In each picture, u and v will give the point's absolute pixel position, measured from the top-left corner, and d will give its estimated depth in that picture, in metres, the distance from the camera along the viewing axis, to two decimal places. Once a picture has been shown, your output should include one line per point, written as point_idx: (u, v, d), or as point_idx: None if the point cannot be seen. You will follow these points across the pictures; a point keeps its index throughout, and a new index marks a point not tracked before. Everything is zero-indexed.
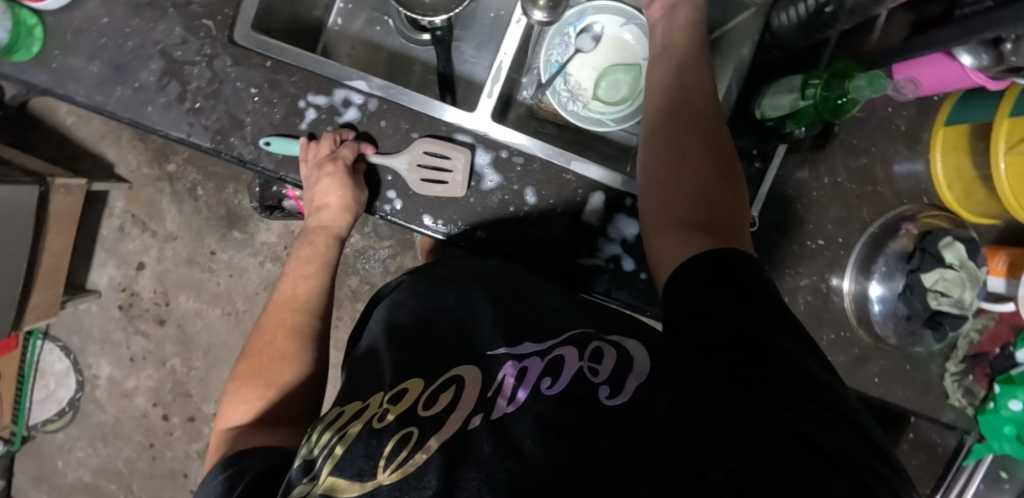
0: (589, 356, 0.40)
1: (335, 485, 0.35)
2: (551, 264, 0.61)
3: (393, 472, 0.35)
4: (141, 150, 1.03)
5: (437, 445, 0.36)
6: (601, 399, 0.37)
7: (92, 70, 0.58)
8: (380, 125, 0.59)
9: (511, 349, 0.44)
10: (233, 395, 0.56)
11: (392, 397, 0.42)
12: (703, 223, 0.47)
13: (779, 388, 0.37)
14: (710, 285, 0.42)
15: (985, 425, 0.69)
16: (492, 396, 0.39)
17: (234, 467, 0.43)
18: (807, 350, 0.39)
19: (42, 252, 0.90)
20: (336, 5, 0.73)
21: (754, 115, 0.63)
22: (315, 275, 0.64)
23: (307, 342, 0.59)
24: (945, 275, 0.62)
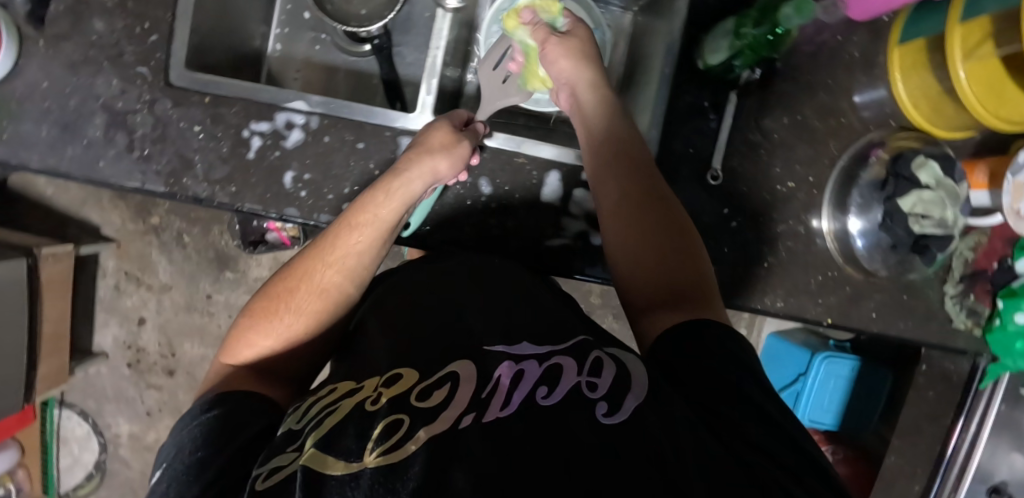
0: (588, 371, 0.40)
1: (321, 460, 0.35)
2: (518, 253, 0.61)
3: (379, 455, 0.34)
4: (123, 207, 1.04)
5: (426, 439, 0.35)
6: (597, 416, 0.35)
7: (40, 134, 0.59)
8: (325, 141, 0.59)
9: (507, 348, 0.44)
10: (245, 327, 0.52)
11: (387, 381, 0.43)
12: (671, 293, 0.49)
13: (764, 440, 0.37)
14: (685, 349, 0.44)
15: (995, 344, 0.67)
16: (486, 397, 0.38)
17: (221, 410, 0.44)
18: (778, 407, 0.40)
19: (40, 322, 0.92)
20: (273, 31, 0.73)
21: (698, 66, 0.62)
22: (369, 230, 0.53)
23: (333, 304, 0.53)
24: (921, 196, 0.60)
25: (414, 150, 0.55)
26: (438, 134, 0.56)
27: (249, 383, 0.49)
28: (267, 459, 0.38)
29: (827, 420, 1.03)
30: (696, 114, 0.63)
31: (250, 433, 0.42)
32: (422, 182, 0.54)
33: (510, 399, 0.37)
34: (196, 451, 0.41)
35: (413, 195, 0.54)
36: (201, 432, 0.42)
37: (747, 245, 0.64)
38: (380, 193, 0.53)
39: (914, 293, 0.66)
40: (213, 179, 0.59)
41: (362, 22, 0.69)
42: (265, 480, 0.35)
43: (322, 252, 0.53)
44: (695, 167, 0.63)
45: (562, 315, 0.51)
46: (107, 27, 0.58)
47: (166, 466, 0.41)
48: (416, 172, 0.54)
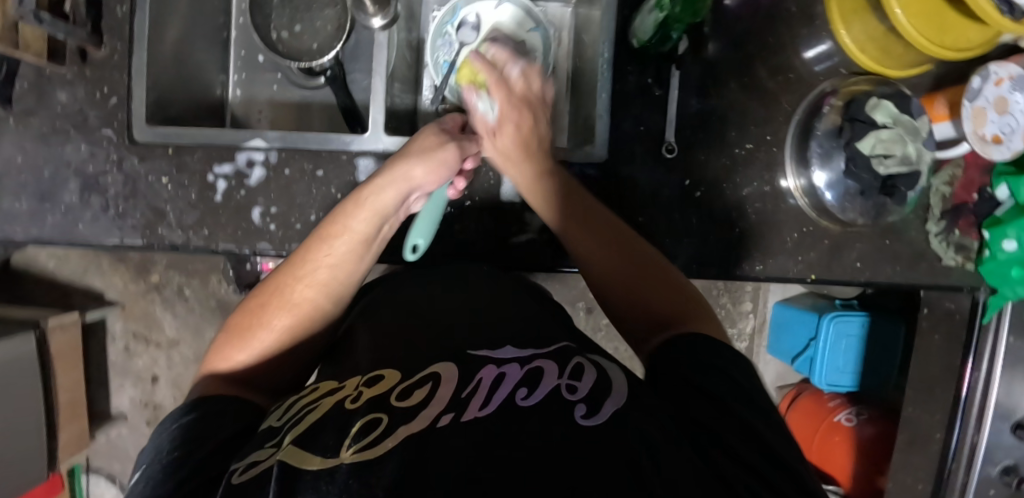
0: (568, 373, 0.39)
1: (300, 457, 0.34)
2: (487, 256, 0.63)
3: (357, 452, 0.34)
4: (123, 271, 1.08)
5: (405, 436, 0.34)
6: (576, 418, 0.35)
7: (20, 207, 0.62)
8: (286, 174, 0.61)
9: (491, 352, 0.44)
10: (223, 341, 0.51)
11: (369, 381, 0.42)
12: (660, 321, 0.49)
13: (750, 458, 0.35)
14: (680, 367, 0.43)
15: (989, 275, 0.66)
16: (466, 396, 0.37)
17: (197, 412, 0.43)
18: (769, 426, 0.39)
19: (55, 392, 0.95)
20: (232, 78, 0.76)
21: (634, 45, 0.62)
22: (344, 240, 0.53)
23: (311, 317, 0.53)
24: (880, 136, 0.59)
25: (397, 158, 0.55)
26: (423, 144, 0.55)
27: (227, 392, 0.47)
28: (247, 454, 0.38)
29: (846, 382, 0.99)
30: (642, 92, 0.63)
31: (229, 429, 0.42)
32: (400, 191, 0.54)
33: (492, 396, 0.37)
34: (173, 451, 0.39)
35: (387, 204, 0.54)
36: (178, 433, 0.41)
37: (715, 213, 0.64)
38: (359, 204, 0.53)
39: (895, 236, 0.66)
40: (186, 225, 0.61)
41: (314, 56, 0.72)
42: (241, 474, 0.36)
43: (301, 264, 0.53)
44: (650, 143, 0.63)
45: (555, 324, 0.52)
46: (70, 97, 0.61)
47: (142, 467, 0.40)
48: (400, 178, 0.54)
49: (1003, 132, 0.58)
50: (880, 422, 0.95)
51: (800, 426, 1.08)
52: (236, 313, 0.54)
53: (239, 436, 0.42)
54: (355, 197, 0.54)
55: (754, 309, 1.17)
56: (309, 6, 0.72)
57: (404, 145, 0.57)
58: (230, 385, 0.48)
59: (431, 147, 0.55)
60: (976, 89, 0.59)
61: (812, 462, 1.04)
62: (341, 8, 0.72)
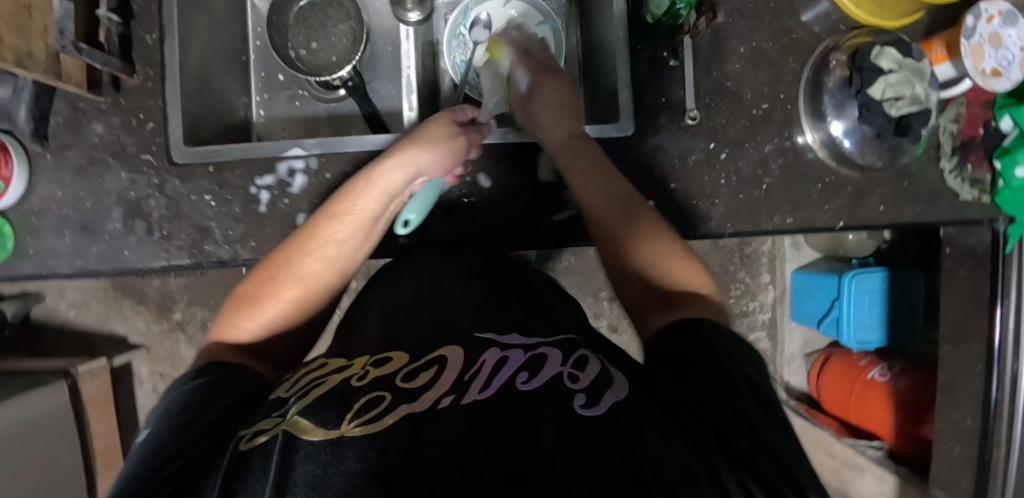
0: (572, 363, 0.40)
1: (301, 425, 0.36)
2: (522, 240, 0.65)
3: (358, 425, 0.35)
4: (145, 312, 1.07)
5: (404, 414, 0.36)
6: (573, 407, 0.35)
7: (65, 240, 0.62)
8: (328, 178, 0.62)
9: (497, 337, 0.45)
10: (231, 309, 0.53)
11: (376, 361, 0.44)
12: (670, 300, 0.49)
13: (752, 459, 0.33)
14: (681, 356, 0.41)
15: (1006, 203, 0.69)
16: (468, 379, 0.39)
17: (204, 377, 0.44)
18: (776, 429, 0.36)
19: (91, 440, 0.94)
20: (254, 99, 0.77)
21: (646, 22, 0.66)
22: (349, 217, 0.55)
23: (316, 291, 0.54)
24: (888, 81, 0.61)
25: (407, 141, 0.59)
26: (434, 130, 0.60)
27: (232, 357, 0.48)
28: (252, 422, 0.39)
29: (875, 338, 1.00)
30: (657, 66, 0.66)
31: (228, 398, 0.42)
32: (408, 173, 0.57)
33: (492, 380, 0.38)
34: (175, 415, 0.40)
35: (393, 186, 0.56)
36: (185, 397, 0.42)
37: (740, 173, 0.66)
38: (368, 184, 0.55)
39: (912, 178, 0.69)
40: (233, 239, 0.62)
41: (332, 70, 0.74)
42: (247, 441, 0.36)
43: (310, 239, 0.54)
44: (670, 113, 0.66)
45: (557, 318, 0.52)
46: (106, 128, 0.62)
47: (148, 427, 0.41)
48: (412, 160, 0.57)
49: (1001, 65, 0.62)
50: (913, 372, 0.96)
51: (833, 389, 1.08)
52: (244, 282, 0.55)
53: (239, 405, 0.43)
54: (364, 176, 0.56)
55: (772, 280, 1.22)
56: (323, 23, 0.74)
57: (417, 130, 0.61)
58: (236, 352, 0.49)
59: (442, 135, 0.60)
60: (971, 26, 0.62)
61: (855, 422, 1.05)
62: (354, 20, 0.73)
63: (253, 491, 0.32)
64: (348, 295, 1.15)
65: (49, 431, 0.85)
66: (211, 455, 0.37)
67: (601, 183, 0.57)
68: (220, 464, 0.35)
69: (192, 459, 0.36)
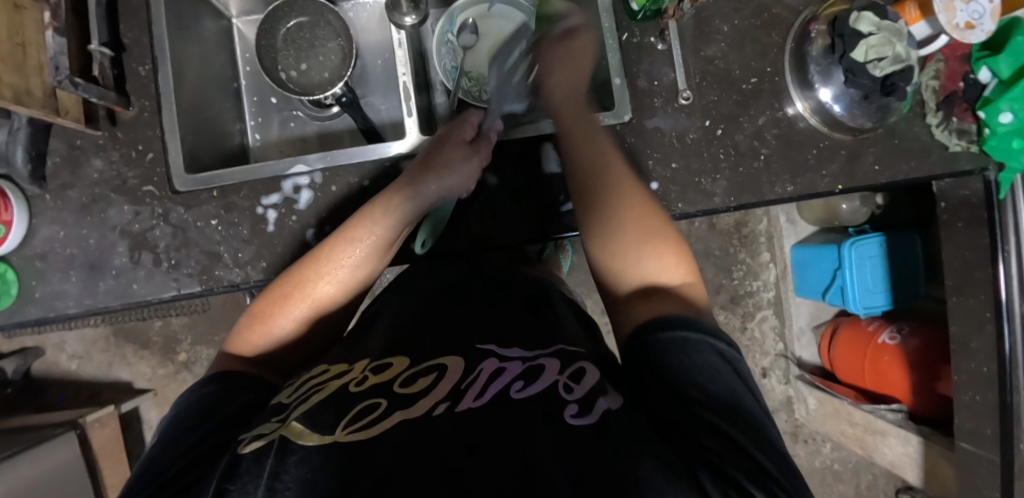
0: (569, 373, 0.42)
1: (297, 430, 0.39)
2: (532, 229, 0.66)
3: (351, 431, 0.38)
4: (149, 356, 1.05)
5: (399, 420, 0.39)
6: (565, 416, 0.38)
7: (71, 280, 0.61)
8: (334, 190, 0.62)
9: (498, 348, 0.46)
10: (244, 325, 0.54)
11: (377, 367, 0.46)
12: (647, 290, 0.50)
13: (728, 468, 0.35)
14: (670, 361, 0.42)
15: (994, 151, 0.71)
16: (464, 388, 0.41)
17: (216, 385, 0.47)
18: (752, 438, 0.38)
19: (106, 492, 0.92)
20: (248, 124, 0.77)
21: (629, 9, 0.67)
22: (360, 243, 0.55)
23: (327, 310, 0.55)
24: (869, 42, 0.62)
25: (419, 166, 0.59)
26: (451, 153, 0.60)
27: (240, 367, 0.51)
28: (254, 427, 0.42)
29: (880, 302, 1.01)
30: (647, 52, 0.68)
31: (234, 403, 0.46)
32: (422, 202, 0.58)
33: (488, 387, 0.41)
34: (185, 418, 0.43)
35: (407, 214, 0.57)
36: (197, 402, 0.45)
37: (737, 146, 0.68)
38: (382, 213, 0.56)
39: (902, 135, 0.71)
40: (244, 261, 0.61)
41: (324, 88, 0.74)
42: (248, 444, 0.39)
43: (320, 261, 0.55)
44: (664, 94, 0.67)
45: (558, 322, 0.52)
46: (105, 163, 0.61)
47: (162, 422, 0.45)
48: (428, 189, 0.58)
49: (973, 19, 0.64)
50: (921, 332, 0.97)
51: (845, 359, 1.09)
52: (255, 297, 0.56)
53: (244, 410, 0.46)
54: (379, 203, 0.56)
55: (773, 258, 1.24)
56: (312, 43, 0.74)
57: (432, 150, 0.61)
58: (250, 366, 0.52)
59: (456, 158, 0.60)
60: None
61: (871, 389, 1.06)
62: (343, 38, 0.74)
63: (246, 493, 0.36)
64: (355, 317, 1.14)
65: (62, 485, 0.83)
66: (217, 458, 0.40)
67: (620, 194, 0.54)
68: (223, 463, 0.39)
69: (201, 458, 0.40)
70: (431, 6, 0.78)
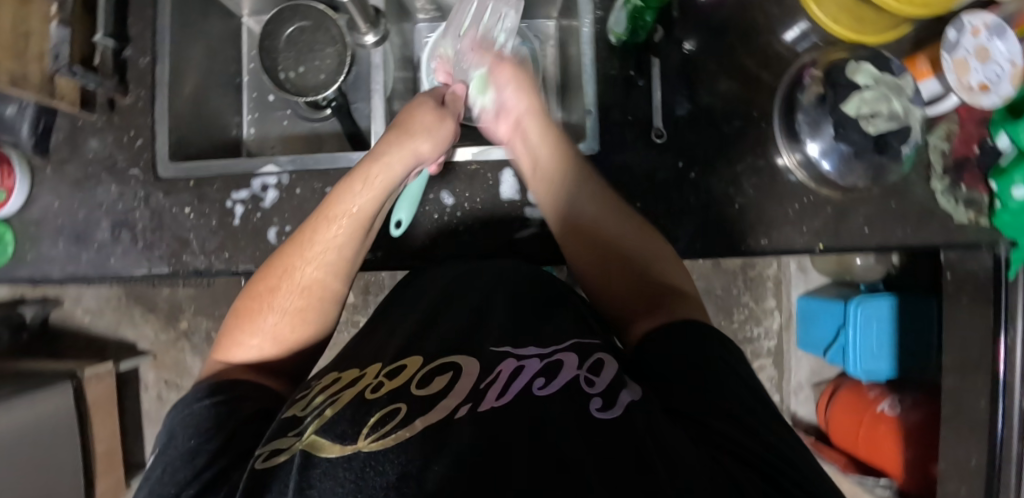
0: (589, 366, 0.38)
1: (316, 443, 0.33)
2: (483, 247, 0.64)
3: (373, 440, 0.33)
4: (154, 320, 1.13)
5: (423, 426, 0.34)
6: (590, 410, 0.34)
7: (58, 248, 0.66)
8: (297, 193, 0.65)
9: (513, 349, 0.42)
10: (232, 324, 0.52)
11: (390, 371, 0.41)
12: (652, 297, 0.50)
13: (748, 450, 0.33)
14: (670, 353, 0.41)
15: (1005, 227, 0.64)
16: (484, 388, 0.37)
17: (218, 394, 0.44)
18: (762, 415, 0.37)
19: (93, 441, 1.01)
20: (246, 118, 0.81)
21: (613, 41, 0.66)
22: (346, 218, 0.53)
23: (319, 301, 0.53)
24: (864, 97, 0.59)
25: (394, 132, 0.56)
26: (423, 118, 0.57)
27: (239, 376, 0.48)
28: (269, 440, 0.37)
29: (883, 368, 0.93)
30: (626, 84, 0.66)
31: (246, 410, 0.42)
32: (402, 162, 0.55)
33: (510, 386, 0.36)
34: (191, 437, 0.40)
35: (392, 181, 0.55)
36: (203, 416, 0.41)
37: (710, 192, 0.65)
38: (361, 184, 0.54)
39: (900, 197, 0.65)
40: (209, 250, 0.65)
41: (318, 90, 0.76)
42: (264, 460, 0.35)
43: (307, 244, 0.53)
44: (639, 129, 0.66)
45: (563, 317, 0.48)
46: (100, 144, 0.67)
47: (160, 452, 0.40)
48: (398, 157, 0.55)
49: (989, 80, 0.59)
50: (925, 405, 0.90)
51: (842, 420, 1.03)
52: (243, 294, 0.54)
53: (256, 418, 0.42)
54: (362, 174, 0.54)
55: (778, 305, 1.15)
56: (311, 47, 0.77)
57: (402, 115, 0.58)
58: (245, 370, 0.49)
59: (430, 121, 0.57)
60: (954, 41, 0.60)
61: (864, 458, 0.99)
62: (340, 44, 0.76)
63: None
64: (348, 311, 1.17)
65: (51, 429, 0.92)
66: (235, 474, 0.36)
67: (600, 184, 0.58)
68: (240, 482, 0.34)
69: (211, 483, 0.35)
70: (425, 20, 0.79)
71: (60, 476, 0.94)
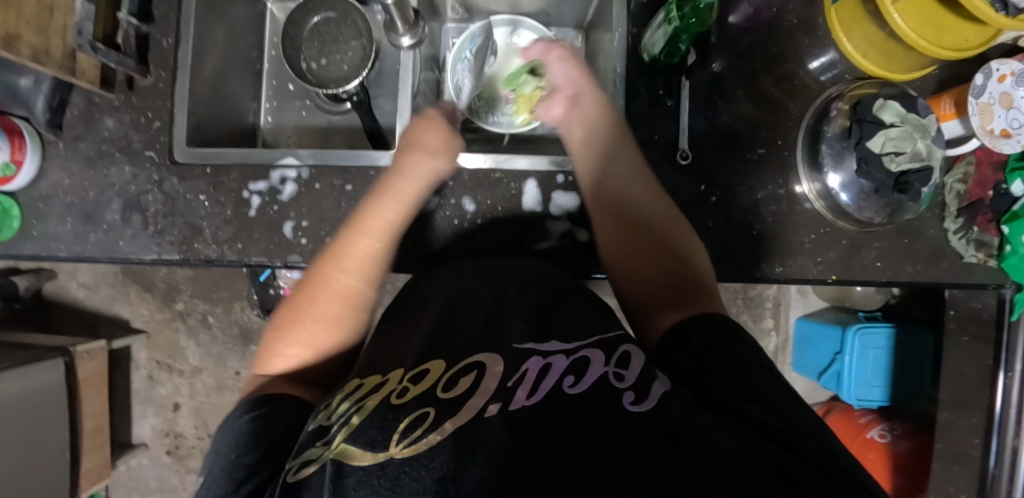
0: (616, 361, 0.37)
1: (347, 451, 0.31)
2: (500, 250, 0.64)
3: (406, 447, 0.31)
4: (149, 300, 1.11)
5: (452, 429, 0.32)
6: (623, 404, 0.33)
7: (65, 226, 0.65)
8: (316, 188, 0.64)
9: (537, 345, 0.40)
10: (271, 337, 0.51)
11: (413, 375, 0.38)
12: (672, 294, 0.49)
13: (785, 434, 0.33)
14: (693, 345, 0.41)
15: (1013, 270, 0.65)
16: (512, 386, 0.35)
17: (259, 409, 0.43)
18: (790, 400, 0.37)
19: (81, 419, 0.99)
20: (264, 105, 0.80)
21: (644, 58, 0.66)
22: (381, 232, 0.54)
23: (358, 309, 0.52)
24: (889, 134, 0.59)
25: (412, 149, 0.58)
26: (437, 134, 0.58)
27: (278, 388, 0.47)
28: (298, 453, 0.34)
29: (876, 396, 0.95)
30: (654, 104, 0.67)
31: (282, 421, 0.42)
32: (424, 180, 0.57)
33: (539, 385, 0.35)
34: (231, 454, 0.38)
35: (418, 196, 0.57)
36: (241, 434, 0.40)
37: (730, 216, 0.65)
38: (391, 198, 0.55)
39: (914, 235, 0.66)
40: (222, 240, 0.64)
41: (340, 83, 0.75)
42: (294, 473, 0.32)
43: (343, 255, 0.52)
44: (663, 149, 0.66)
45: (586, 307, 0.46)
46: (116, 123, 0.65)
47: (205, 472, 0.39)
48: (424, 170, 0.57)
49: (1011, 127, 0.60)
50: (916, 436, 0.91)
51: None
52: (281, 307, 0.53)
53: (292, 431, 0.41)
54: (395, 190, 0.55)
55: (776, 326, 1.16)
56: (336, 38, 0.76)
57: (415, 131, 0.59)
58: (287, 381, 0.48)
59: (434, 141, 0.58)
60: (981, 85, 0.60)
61: None
62: (365, 38, 0.75)
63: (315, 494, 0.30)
64: None
65: (39, 405, 0.90)
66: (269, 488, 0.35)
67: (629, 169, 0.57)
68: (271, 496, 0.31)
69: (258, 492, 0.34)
70: (452, 20, 0.78)
71: (46, 453, 0.92)
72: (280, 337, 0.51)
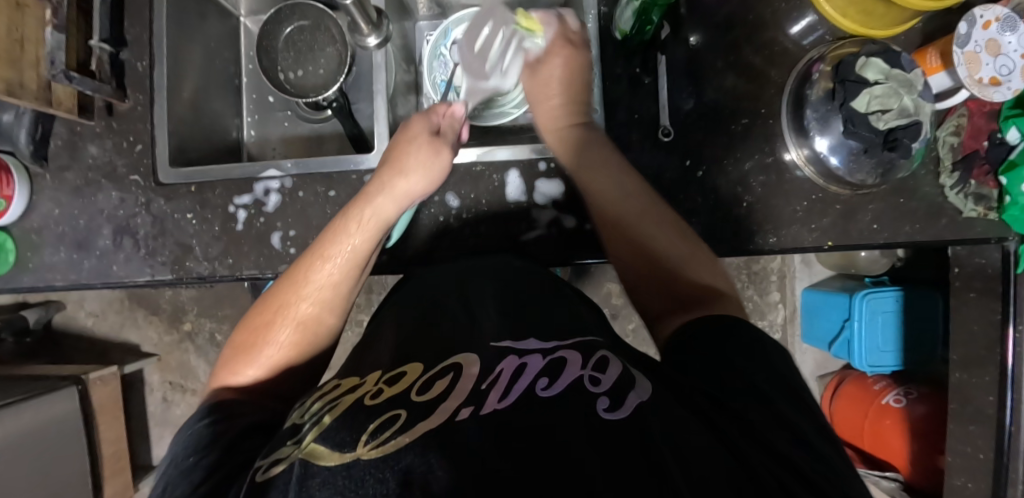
0: (593, 365, 0.36)
1: (316, 452, 0.32)
2: (486, 246, 0.64)
3: (373, 447, 0.31)
4: (157, 322, 1.13)
5: (419, 433, 0.32)
6: (598, 411, 0.32)
7: (59, 255, 0.65)
8: (301, 196, 0.64)
9: (514, 344, 0.40)
10: (230, 356, 0.51)
11: (390, 378, 0.39)
12: (687, 301, 0.47)
13: (776, 443, 0.33)
14: (711, 349, 0.40)
15: (1015, 220, 0.63)
16: (485, 388, 0.35)
17: (219, 414, 0.43)
18: (783, 391, 0.37)
19: (99, 444, 1.01)
20: (247, 120, 0.80)
21: (618, 38, 0.66)
22: (345, 260, 0.53)
23: (317, 334, 0.52)
24: (874, 93, 0.57)
25: (390, 169, 0.56)
26: (418, 153, 0.56)
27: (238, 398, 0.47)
28: (269, 452, 0.36)
29: (889, 361, 0.93)
30: (632, 84, 0.66)
31: (239, 426, 0.42)
32: (396, 203, 0.56)
33: (512, 386, 0.34)
34: (187, 457, 0.39)
35: (387, 219, 0.56)
36: (198, 436, 0.41)
37: (718, 191, 0.65)
38: (359, 225, 0.54)
39: (910, 194, 0.65)
40: (212, 256, 0.64)
41: (320, 90, 0.75)
42: (264, 471, 0.33)
43: (305, 282, 0.52)
44: (645, 129, 0.66)
45: (568, 307, 0.46)
46: (99, 150, 0.66)
47: (162, 472, 0.40)
48: (395, 195, 0.55)
49: (1000, 74, 0.58)
50: (931, 399, 0.90)
51: (847, 413, 1.02)
52: (241, 324, 0.53)
53: (251, 433, 0.42)
54: (358, 214, 0.54)
55: (782, 299, 1.14)
56: (311, 46, 0.75)
57: (395, 148, 0.57)
58: (237, 394, 0.47)
59: (424, 155, 0.57)
60: (965, 34, 0.59)
61: (869, 451, 0.99)
62: (340, 43, 0.74)
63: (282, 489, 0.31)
64: None
65: (56, 434, 0.92)
66: (225, 488, 0.35)
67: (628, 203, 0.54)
68: (240, 492, 0.33)
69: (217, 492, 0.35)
70: (423, 17, 0.78)
71: (67, 481, 0.94)
72: (240, 356, 0.51)
